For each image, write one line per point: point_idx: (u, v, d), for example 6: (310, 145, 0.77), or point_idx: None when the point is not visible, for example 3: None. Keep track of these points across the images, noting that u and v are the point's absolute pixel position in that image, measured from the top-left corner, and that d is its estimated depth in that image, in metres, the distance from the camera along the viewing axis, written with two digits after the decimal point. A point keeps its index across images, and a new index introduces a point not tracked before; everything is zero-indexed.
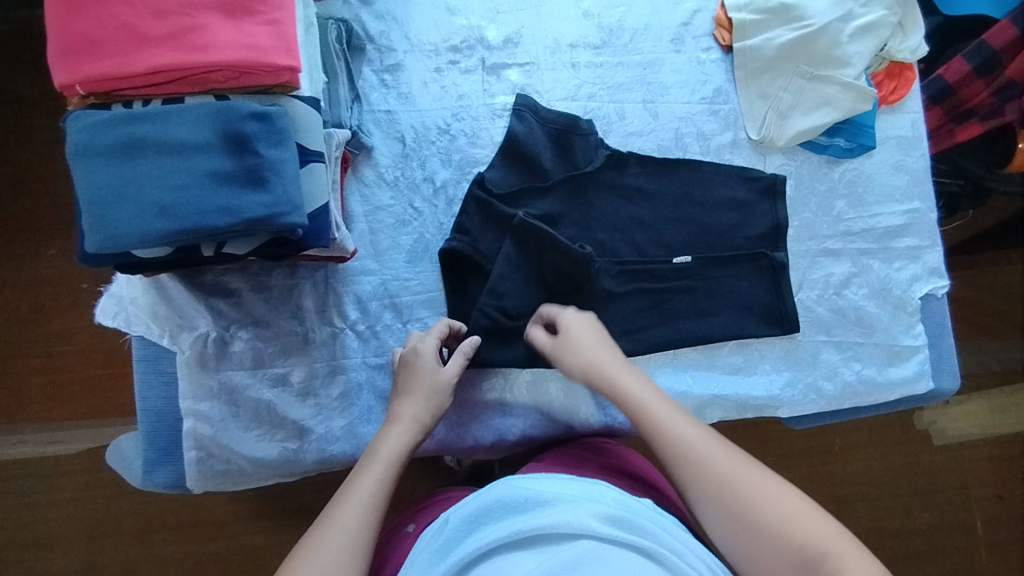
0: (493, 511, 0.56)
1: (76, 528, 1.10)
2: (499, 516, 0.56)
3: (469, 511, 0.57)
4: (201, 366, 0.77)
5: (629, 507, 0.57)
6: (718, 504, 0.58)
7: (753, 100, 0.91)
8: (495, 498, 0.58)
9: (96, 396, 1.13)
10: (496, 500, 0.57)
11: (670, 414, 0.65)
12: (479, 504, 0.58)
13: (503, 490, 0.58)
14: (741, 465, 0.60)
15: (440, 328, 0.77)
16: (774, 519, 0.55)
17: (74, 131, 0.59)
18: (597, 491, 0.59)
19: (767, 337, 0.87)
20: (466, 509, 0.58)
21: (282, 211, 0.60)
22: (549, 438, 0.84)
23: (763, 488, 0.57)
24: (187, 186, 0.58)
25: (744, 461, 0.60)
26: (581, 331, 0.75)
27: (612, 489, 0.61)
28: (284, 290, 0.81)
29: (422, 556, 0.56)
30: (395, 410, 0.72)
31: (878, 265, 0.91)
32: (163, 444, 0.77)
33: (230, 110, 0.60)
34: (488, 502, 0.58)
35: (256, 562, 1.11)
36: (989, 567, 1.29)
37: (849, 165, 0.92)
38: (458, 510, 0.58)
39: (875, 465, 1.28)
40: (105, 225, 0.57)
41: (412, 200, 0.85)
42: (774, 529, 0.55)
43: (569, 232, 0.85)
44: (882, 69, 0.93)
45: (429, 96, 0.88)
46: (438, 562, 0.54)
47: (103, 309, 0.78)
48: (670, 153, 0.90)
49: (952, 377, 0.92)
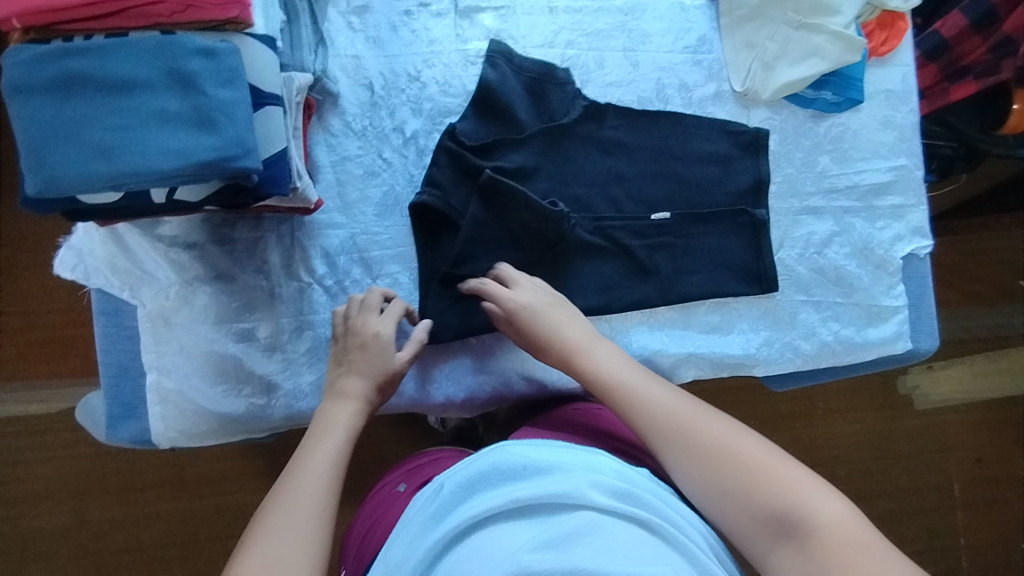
0: (490, 478, 0.55)
1: (52, 486, 1.09)
2: (496, 483, 0.55)
3: (466, 477, 0.56)
4: (164, 320, 0.75)
5: (629, 478, 0.57)
6: (683, 463, 0.57)
7: (738, 50, 0.88)
8: (492, 465, 0.56)
9: (71, 356, 1.11)
10: (494, 466, 0.56)
11: (634, 376, 0.65)
12: (475, 471, 0.56)
13: (500, 456, 0.57)
14: (706, 420, 0.59)
15: (417, 346, 0.73)
16: (740, 473, 0.55)
17: (7, 67, 0.56)
18: (595, 460, 0.59)
19: (745, 296, 0.85)
20: (463, 474, 0.56)
21: (234, 155, 0.58)
22: (521, 394, 0.83)
23: (728, 441, 0.57)
24: (131, 127, 0.56)
25: (709, 416, 0.59)
26: (540, 313, 0.72)
27: (609, 458, 0.60)
28: (248, 244, 0.79)
29: (417, 520, 0.55)
30: (345, 384, 0.68)
31: (861, 223, 0.89)
32: (127, 399, 0.76)
33: (174, 46, 0.58)
34: (485, 469, 0.56)
35: (240, 520, 1.11)
36: (964, 528, 1.30)
37: (836, 120, 0.89)
38: (453, 476, 0.57)
39: (855, 428, 1.29)
40: (44, 167, 0.55)
41: (382, 150, 0.82)
42: (741, 486, 0.54)
43: (543, 186, 0.83)
44: (873, 18, 0.89)
45: (400, 41, 0.84)
46: (433, 528, 0.53)
47: (62, 261, 0.75)
48: (650, 106, 0.87)
49: (931, 339, 0.91)
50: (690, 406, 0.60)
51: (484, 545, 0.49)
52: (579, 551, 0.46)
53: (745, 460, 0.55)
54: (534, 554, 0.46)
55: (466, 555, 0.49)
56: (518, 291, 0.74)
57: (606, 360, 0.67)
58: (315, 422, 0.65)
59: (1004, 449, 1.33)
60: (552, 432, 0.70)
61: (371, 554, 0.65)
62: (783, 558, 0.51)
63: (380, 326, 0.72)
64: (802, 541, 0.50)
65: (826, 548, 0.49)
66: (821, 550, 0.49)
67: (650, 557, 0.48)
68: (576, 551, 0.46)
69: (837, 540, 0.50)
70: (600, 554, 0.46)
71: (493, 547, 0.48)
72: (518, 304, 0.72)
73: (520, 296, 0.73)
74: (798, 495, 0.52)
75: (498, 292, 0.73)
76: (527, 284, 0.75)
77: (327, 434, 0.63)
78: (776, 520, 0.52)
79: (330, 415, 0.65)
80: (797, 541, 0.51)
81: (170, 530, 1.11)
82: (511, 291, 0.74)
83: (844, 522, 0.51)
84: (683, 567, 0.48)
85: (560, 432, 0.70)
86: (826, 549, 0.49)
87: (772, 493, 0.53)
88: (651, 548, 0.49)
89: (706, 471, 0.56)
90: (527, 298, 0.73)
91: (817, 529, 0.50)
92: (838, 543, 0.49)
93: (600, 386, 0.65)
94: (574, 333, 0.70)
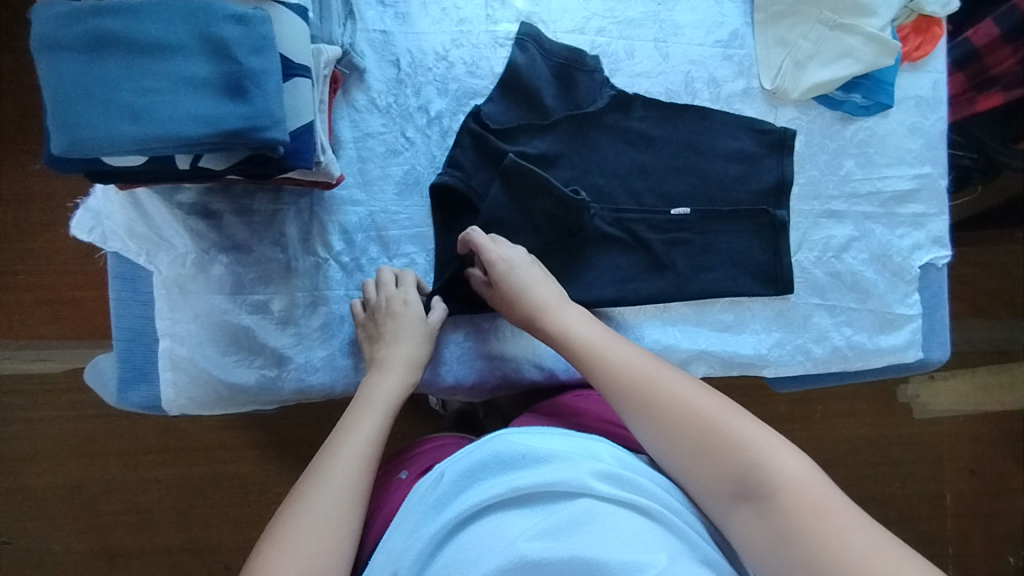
0: (490, 467, 0.55)
1: (57, 446, 1.10)
2: (495, 472, 0.54)
3: (465, 466, 0.55)
4: (179, 287, 0.75)
5: (627, 464, 0.58)
6: (647, 421, 0.58)
7: (770, 47, 0.87)
8: (492, 453, 0.56)
9: (81, 317, 1.11)
10: (494, 455, 0.55)
11: (602, 338, 0.66)
12: (475, 459, 0.55)
13: (500, 444, 0.56)
14: (671, 378, 0.60)
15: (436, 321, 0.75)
16: (706, 434, 0.56)
17: (37, 23, 0.55)
18: (594, 447, 0.59)
19: (760, 297, 0.85)
20: (462, 462, 0.56)
21: (262, 125, 0.57)
22: (532, 383, 0.82)
23: (694, 402, 0.58)
24: (161, 91, 0.56)
25: (674, 375, 0.60)
26: (516, 275, 0.72)
27: (609, 445, 0.60)
28: (267, 215, 0.78)
29: (418, 508, 0.55)
30: (381, 358, 0.71)
31: (881, 230, 0.88)
32: (137, 364, 0.76)
33: (207, 12, 0.57)
34: (485, 456, 0.55)
35: (240, 489, 1.12)
36: (954, 537, 1.31)
37: (864, 124, 0.88)
38: (453, 464, 0.56)
39: (854, 433, 1.29)
40: (72, 127, 0.54)
41: (405, 129, 0.81)
42: (705, 446, 0.56)
43: (565, 174, 0.82)
44: (909, 22, 0.88)
45: (429, 19, 0.83)
46: (434, 517, 0.52)
47: (79, 223, 0.75)
48: (678, 99, 0.86)
49: (942, 349, 0.90)
50: (656, 366, 0.61)
51: (485, 534, 0.49)
52: (578, 542, 0.47)
53: (704, 418, 0.57)
54: (533, 543, 0.47)
55: (468, 546, 0.49)
56: (500, 247, 0.74)
57: (578, 321, 0.68)
58: (353, 403, 0.66)
59: (1000, 463, 1.34)
60: (553, 420, 0.70)
61: (372, 540, 0.65)
62: (743, 518, 0.53)
63: (404, 294, 0.75)
64: (762, 500, 0.52)
65: (785, 507, 0.51)
66: (781, 509, 0.51)
67: (651, 544, 0.49)
68: (574, 540, 0.47)
69: (795, 498, 0.52)
70: (599, 541, 0.48)
71: (493, 536, 0.49)
72: (499, 263, 0.72)
73: (501, 253, 0.73)
74: (759, 454, 0.54)
75: (480, 244, 0.73)
76: (507, 245, 0.75)
77: (364, 420, 0.64)
78: (737, 479, 0.54)
79: (367, 399, 0.66)
80: (758, 501, 0.53)
81: (171, 495, 1.11)
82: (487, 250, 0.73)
83: (798, 475, 0.53)
84: (687, 557, 0.50)
85: (559, 419, 0.71)
86: (784, 506, 0.51)
87: (734, 452, 0.55)
88: (655, 538, 0.50)
89: (669, 430, 0.57)
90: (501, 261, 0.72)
91: (777, 488, 0.52)
92: (796, 502, 0.51)
93: (569, 348, 0.67)
94: (544, 292, 0.71)
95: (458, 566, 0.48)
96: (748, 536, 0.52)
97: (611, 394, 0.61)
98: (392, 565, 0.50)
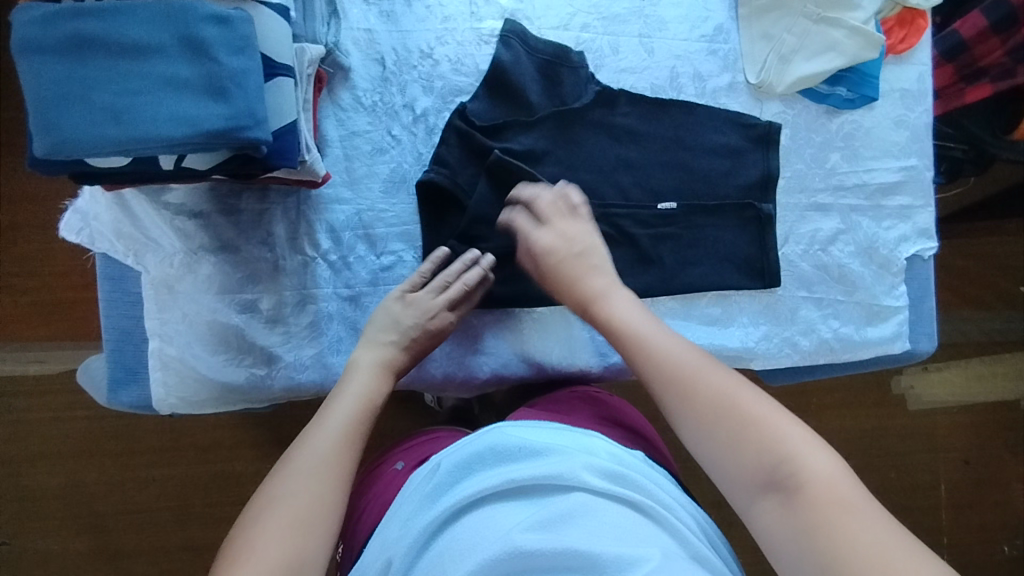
0: (486, 458, 0.55)
1: (52, 445, 1.10)
2: (490, 464, 0.55)
3: (463, 457, 0.56)
4: (167, 287, 0.75)
5: (621, 460, 0.58)
6: (686, 412, 0.59)
7: (754, 41, 0.87)
8: (489, 445, 0.56)
9: (74, 319, 1.11)
10: (489, 446, 0.56)
11: (644, 323, 0.68)
12: (472, 450, 0.56)
13: (496, 436, 0.57)
14: (713, 372, 0.60)
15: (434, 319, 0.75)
16: (743, 425, 0.56)
17: (17, 25, 0.55)
18: (590, 443, 0.59)
19: (747, 290, 0.85)
20: (460, 453, 0.56)
21: (244, 125, 0.57)
22: (521, 378, 0.82)
23: (732, 394, 0.58)
24: (142, 91, 0.56)
25: (719, 370, 0.61)
26: (560, 255, 0.74)
27: (603, 440, 0.60)
28: (254, 215, 0.79)
29: (413, 498, 0.56)
30: (355, 359, 0.72)
31: (867, 223, 0.89)
32: (128, 364, 0.76)
33: (188, 12, 0.58)
34: (480, 449, 0.56)
35: (237, 487, 1.13)
36: (948, 527, 1.32)
37: (849, 117, 0.89)
38: (448, 457, 0.57)
39: (848, 425, 1.30)
40: (53, 128, 0.55)
41: (391, 127, 0.82)
42: (739, 437, 0.56)
43: (551, 171, 0.82)
44: (893, 15, 0.88)
45: (414, 17, 0.83)
46: (429, 506, 0.53)
47: (68, 224, 0.75)
48: (663, 94, 0.86)
49: (930, 341, 0.91)
50: (702, 360, 0.62)
51: (479, 524, 0.50)
52: (571, 535, 0.48)
53: (742, 409, 0.57)
54: (526, 534, 0.48)
55: (462, 535, 0.50)
56: (548, 231, 0.75)
57: (620, 303, 0.70)
58: (326, 402, 0.67)
59: (993, 454, 1.34)
60: (548, 412, 0.69)
61: (366, 531, 0.65)
62: (769, 508, 0.53)
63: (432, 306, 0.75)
64: (790, 493, 0.52)
65: (813, 501, 0.51)
66: (806, 503, 0.51)
67: (642, 539, 0.49)
68: (568, 533, 0.48)
69: (824, 494, 0.51)
70: (591, 535, 0.48)
71: (487, 527, 0.49)
72: (547, 243, 0.74)
73: (546, 239, 0.75)
74: (794, 449, 0.54)
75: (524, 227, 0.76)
76: (568, 220, 0.77)
77: (334, 420, 0.65)
78: (768, 470, 0.54)
79: (349, 396, 0.68)
80: (784, 493, 0.52)
81: (167, 494, 1.12)
82: (541, 223, 0.76)
83: (828, 475, 0.52)
84: (675, 549, 0.49)
85: (555, 414, 0.69)
86: (812, 501, 0.51)
87: (768, 444, 0.54)
88: (644, 532, 0.50)
89: (706, 422, 0.58)
90: (555, 238, 0.75)
91: (805, 483, 0.52)
92: (823, 499, 0.51)
93: (608, 328, 0.69)
94: (594, 278, 0.73)
95: (450, 555, 0.48)
96: (772, 527, 0.52)
97: (654, 384, 0.62)
98: (387, 552, 0.52)
